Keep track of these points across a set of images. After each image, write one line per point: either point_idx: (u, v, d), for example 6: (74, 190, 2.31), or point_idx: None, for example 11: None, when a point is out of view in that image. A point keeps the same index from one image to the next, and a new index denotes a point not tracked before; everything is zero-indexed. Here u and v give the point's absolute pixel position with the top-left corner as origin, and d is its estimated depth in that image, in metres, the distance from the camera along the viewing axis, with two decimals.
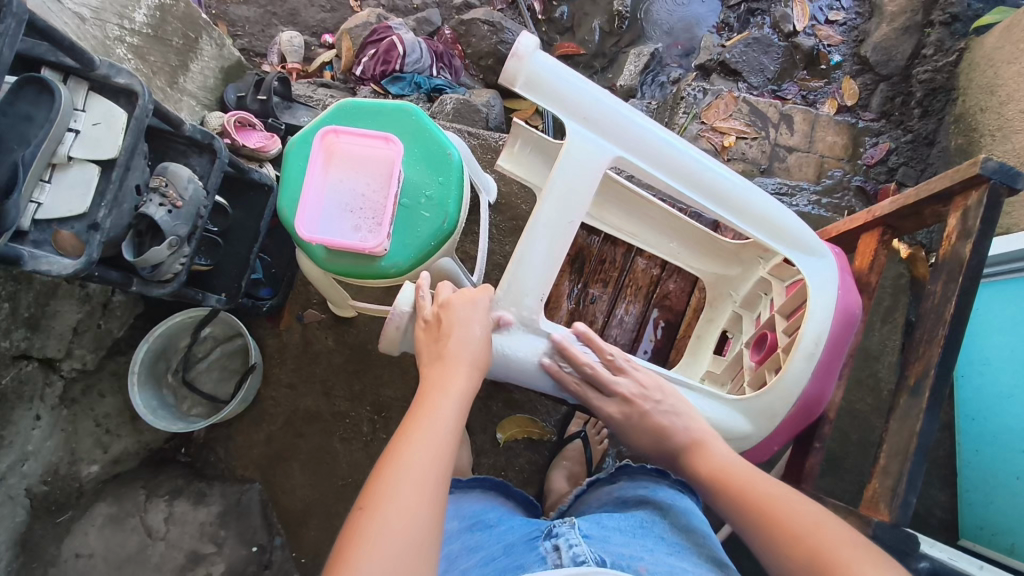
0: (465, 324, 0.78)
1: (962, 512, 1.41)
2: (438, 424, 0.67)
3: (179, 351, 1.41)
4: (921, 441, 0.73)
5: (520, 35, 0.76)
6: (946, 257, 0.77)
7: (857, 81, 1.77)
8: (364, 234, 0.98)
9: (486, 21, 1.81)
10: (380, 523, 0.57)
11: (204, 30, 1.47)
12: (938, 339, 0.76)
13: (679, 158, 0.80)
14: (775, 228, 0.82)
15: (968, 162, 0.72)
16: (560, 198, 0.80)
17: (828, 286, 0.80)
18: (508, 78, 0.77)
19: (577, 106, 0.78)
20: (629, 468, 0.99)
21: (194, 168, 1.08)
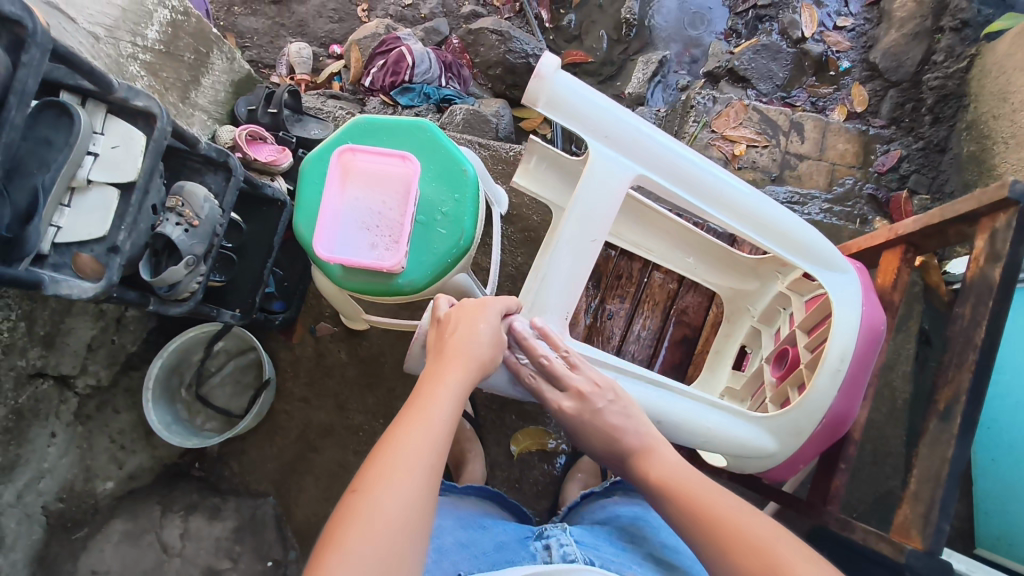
0: (474, 323, 0.76)
1: (978, 522, 1.40)
2: (436, 412, 0.67)
3: (192, 366, 1.41)
4: (953, 468, 0.71)
5: (542, 55, 0.76)
6: (975, 280, 0.75)
7: (866, 88, 1.77)
8: (381, 251, 0.98)
9: (494, 31, 1.80)
10: (371, 506, 0.57)
11: (215, 45, 1.46)
12: (967, 364, 0.73)
13: (701, 175, 0.80)
14: (795, 243, 0.81)
15: (995, 185, 0.71)
16: (582, 217, 0.80)
17: (852, 301, 0.80)
18: (530, 98, 0.77)
19: (598, 125, 0.78)
20: (624, 483, 1.05)
21: (209, 186, 1.07)
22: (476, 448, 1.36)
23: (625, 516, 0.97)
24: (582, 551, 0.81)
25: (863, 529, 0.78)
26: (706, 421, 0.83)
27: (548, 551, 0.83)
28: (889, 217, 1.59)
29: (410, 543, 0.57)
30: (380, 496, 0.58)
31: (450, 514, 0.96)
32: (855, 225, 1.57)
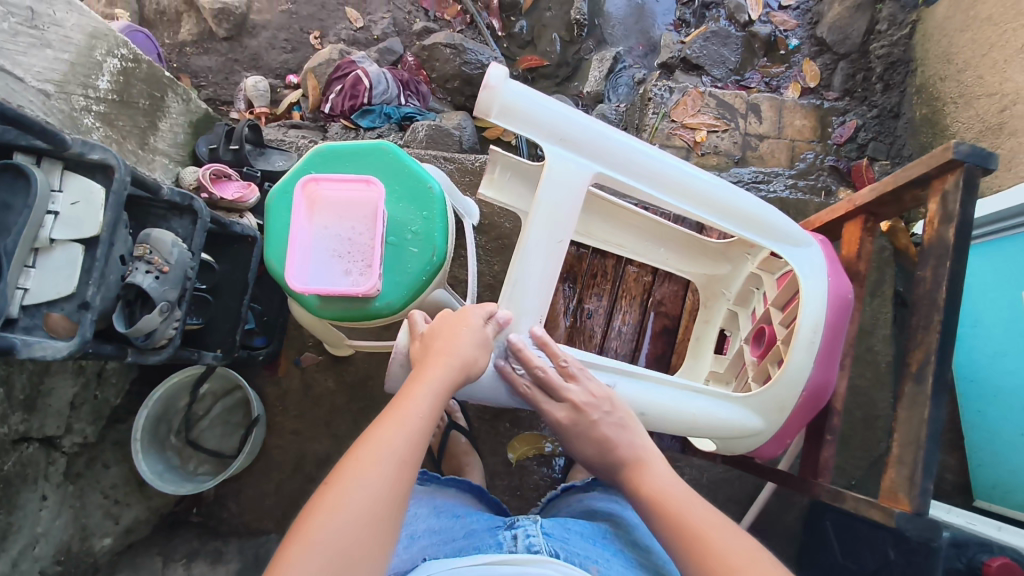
0: (459, 327, 0.78)
1: (974, 475, 1.44)
2: (413, 409, 0.69)
3: (179, 412, 1.40)
4: (931, 428, 0.71)
5: (491, 66, 0.77)
6: (932, 242, 0.76)
7: (817, 63, 1.80)
8: (355, 277, 0.98)
9: (448, 45, 1.82)
10: (339, 494, 0.61)
11: (169, 88, 1.44)
12: (934, 325, 0.74)
13: (659, 167, 0.81)
14: (756, 223, 0.83)
15: (940, 148, 0.72)
16: (547, 220, 0.81)
17: (818, 273, 0.82)
18: (482, 109, 0.77)
19: (553, 128, 0.79)
20: (605, 480, 1.07)
21: (177, 231, 1.07)
22: (474, 459, 1.37)
23: (603, 512, 0.99)
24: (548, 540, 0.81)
25: (852, 495, 0.80)
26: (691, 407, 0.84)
27: (515, 540, 0.81)
28: (853, 186, 1.63)
29: (373, 535, 0.60)
30: (348, 487, 0.61)
31: (427, 503, 0.99)
32: (820, 197, 1.60)
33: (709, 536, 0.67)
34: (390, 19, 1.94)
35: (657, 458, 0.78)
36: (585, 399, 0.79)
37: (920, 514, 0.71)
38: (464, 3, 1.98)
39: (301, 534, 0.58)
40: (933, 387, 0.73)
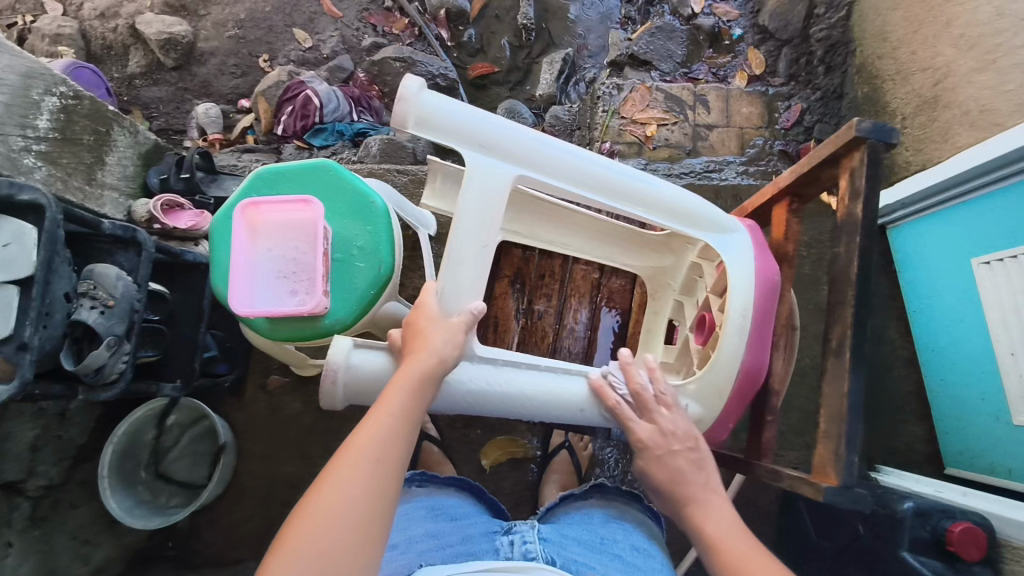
0: (426, 323, 0.79)
1: (944, 443, 1.44)
2: (394, 405, 0.71)
3: (147, 445, 1.38)
4: (851, 401, 0.73)
5: (405, 78, 0.78)
6: (845, 220, 0.77)
7: (761, 50, 1.84)
8: (302, 297, 0.98)
9: (397, 58, 1.85)
10: (330, 488, 0.62)
11: (115, 121, 1.42)
12: (849, 299, 0.75)
13: (581, 165, 0.82)
14: (682, 214, 0.86)
15: (844, 126, 0.74)
16: (473, 224, 0.82)
17: (745, 258, 0.84)
18: (398, 121, 0.78)
19: (473, 134, 0.80)
20: (606, 488, 1.05)
21: (122, 265, 1.06)
22: (447, 468, 1.37)
23: (600, 517, 0.99)
24: (544, 550, 0.84)
25: (790, 474, 0.80)
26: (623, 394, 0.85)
27: (511, 547, 0.85)
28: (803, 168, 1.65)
29: (366, 526, 0.61)
30: (342, 487, 0.62)
31: (423, 504, 0.99)
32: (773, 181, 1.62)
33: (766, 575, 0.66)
34: (339, 38, 1.95)
35: (717, 500, 0.77)
36: (678, 425, 0.82)
37: (848, 487, 0.72)
38: (412, 16, 1.99)
39: (293, 531, 0.59)
40: (851, 360, 0.74)
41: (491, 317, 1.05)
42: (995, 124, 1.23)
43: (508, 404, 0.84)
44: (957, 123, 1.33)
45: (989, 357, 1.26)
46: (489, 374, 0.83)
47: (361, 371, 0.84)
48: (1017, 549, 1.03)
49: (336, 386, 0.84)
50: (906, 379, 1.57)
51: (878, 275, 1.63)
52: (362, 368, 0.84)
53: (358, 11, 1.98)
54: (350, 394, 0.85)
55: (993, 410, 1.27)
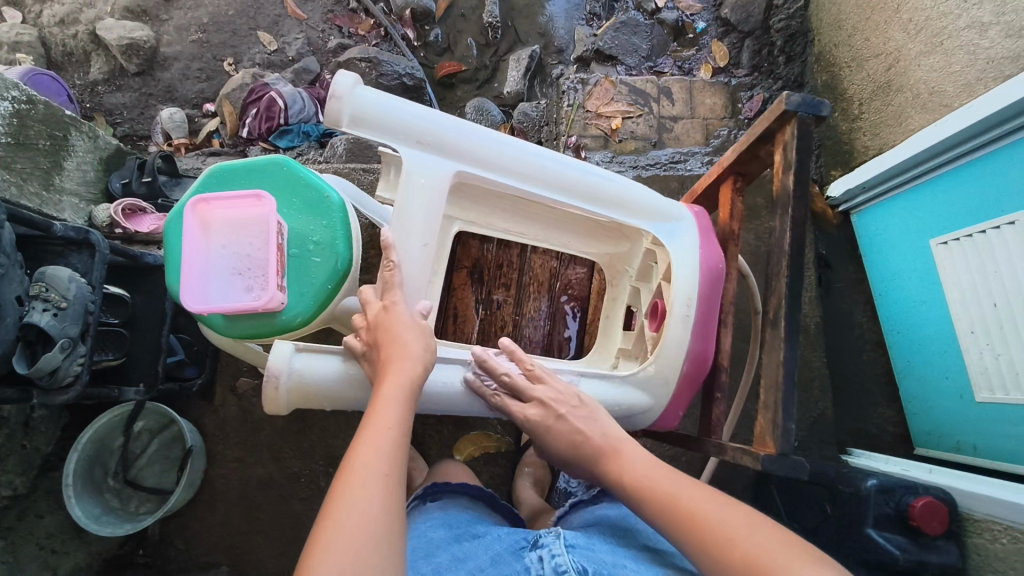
0: (398, 327, 0.77)
1: (912, 422, 1.45)
2: (386, 419, 0.69)
3: (115, 453, 1.36)
4: (787, 369, 0.73)
5: (338, 75, 0.79)
6: (779, 193, 0.78)
7: (724, 43, 1.85)
8: (256, 292, 0.97)
9: (363, 59, 1.84)
10: (343, 517, 0.59)
11: (72, 126, 1.41)
12: (783, 271, 0.77)
13: (523, 160, 0.85)
14: (628, 204, 0.88)
15: (774, 102, 0.75)
16: (417, 220, 0.84)
17: (690, 245, 0.88)
18: (334, 119, 0.78)
19: (410, 130, 0.81)
20: (612, 488, 1.02)
21: (76, 267, 1.06)
22: (422, 463, 1.36)
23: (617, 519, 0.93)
24: (576, 557, 0.77)
25: (732, 448, 0.80)
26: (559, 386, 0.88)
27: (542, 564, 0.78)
28: None
29: (386, 546, 0.59)
30: (353, 510, 0.60)
31: (440, 522, 0.94)
32: None
33: (706, 511, 0.68)
34: (304, 40, 1.95)
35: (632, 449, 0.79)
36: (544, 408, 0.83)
37: (786, 455, 0.73)
38: (377, 17, 1.98)
39: (313, 568, 0.56)
40: (787, 329, 0.75)
41: (450, 307, 1.04)
42: (944, 106, 1.26)
43: (448, 399, 0.87)
44: (909, 107, 1.36)
45: (950, 334, 1.28)
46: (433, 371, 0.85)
47: (304, 376, 0.84)
48: (979, 522, 1.04)
49: (280, 392, 0.83)
50: (874, 361, 1.58)
51: (845, 260, 1.65)
52: (306, 373, 0.84)
53: (323, 13, 1.98)
54: (295, 399, 0.85)
55: (958, 388, 1.28)
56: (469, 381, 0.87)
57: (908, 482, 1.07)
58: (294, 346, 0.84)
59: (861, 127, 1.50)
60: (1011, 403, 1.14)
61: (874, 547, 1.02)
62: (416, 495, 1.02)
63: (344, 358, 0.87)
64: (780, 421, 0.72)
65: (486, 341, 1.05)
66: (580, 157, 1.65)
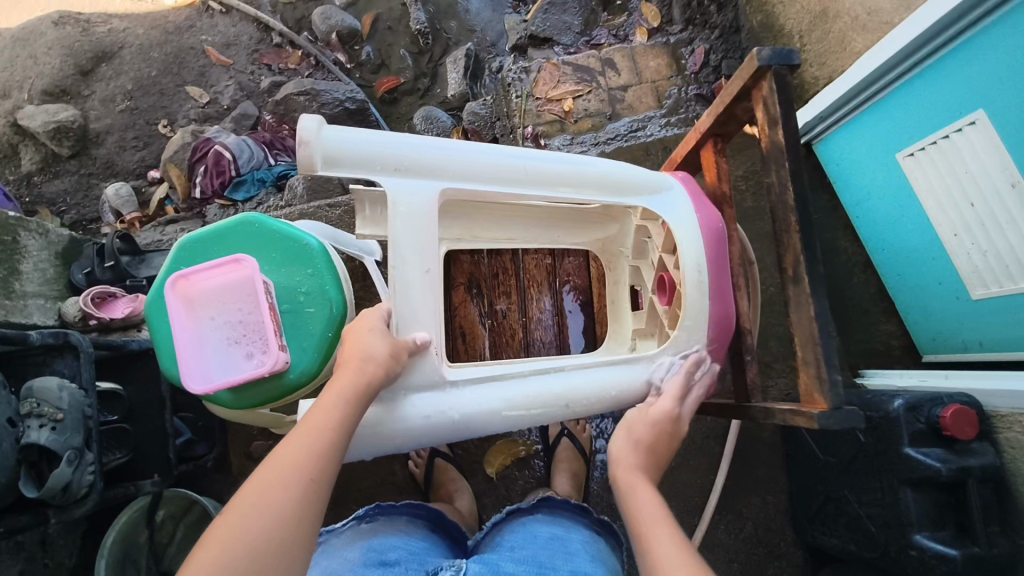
0: (364, 335, 0.76)
1: (916, 332, 1.48)
2: (324, 416, 0.68)
3: (143, 548, 1.32)
4: (820, 322, 0.73)
5: (300, 120, 0.76)
6: (770, 149, 0.78)
7: (654, 2, 1.85)
8: (257, 357, 0.94)
9: (300, 92, 1.79)
10: (247, 504, 0.59)
11: (19, 226, 1.34)
12: (793, 225, 0.76)
13: (501, 162, 0.83)
14: (611, 185, 0.87)
15: (746, 60, 0.76)
16: (411, 249, 0.81)
17: (683, 212, 0.87)
18: (306, 165, 0.75)
19: (384, 160, 0.79)
20: (552, 500, 1.05)
21: (62, 372, 1.01)
22: (461, 483, 1.33)
23: (544, 537, 0.95)
24: None
25: (779, 410, 0.80)
26: (585, 382, 0.84)
27: None
28: None
29: (282, 539, 0.58)
30: (254, 505, 0.59)
31: (362, 544, 0.92)
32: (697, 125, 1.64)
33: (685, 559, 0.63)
34: (235, 85, 1.88)
35: (639, 476, 0.77)
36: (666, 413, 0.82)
37: (837, 406, 0.72)
38: (304, 47, 1.93)
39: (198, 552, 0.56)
40: (810, 282, 0.75)
41: (457, 327, 1.03)
42: (885, 23, 1.27)
43: (490, 421, 0.81)
44: (850, 31, 1.38)
45: (935, 242, 1.31)
46: (459, 397, 0.80)
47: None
48: (1005, 417, 1.06)
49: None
50: (868, 282, 1.60)
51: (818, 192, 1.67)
52: None
53: (249, 54, 1.92)
54: None
55: (953, 291, 1.31)
56: (504, 398, 0.81)
57: (932, 394, 1.10)
58: None
59: (807, 60, 1.51)
60: (1007, 295, 1.17)
61: (916, 464, 1.04)
62: (358, 512, 0.98)
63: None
64: (826, 376, 0.72)
65: (500, 353, 1.03)
66: (541, 146, 1.63)
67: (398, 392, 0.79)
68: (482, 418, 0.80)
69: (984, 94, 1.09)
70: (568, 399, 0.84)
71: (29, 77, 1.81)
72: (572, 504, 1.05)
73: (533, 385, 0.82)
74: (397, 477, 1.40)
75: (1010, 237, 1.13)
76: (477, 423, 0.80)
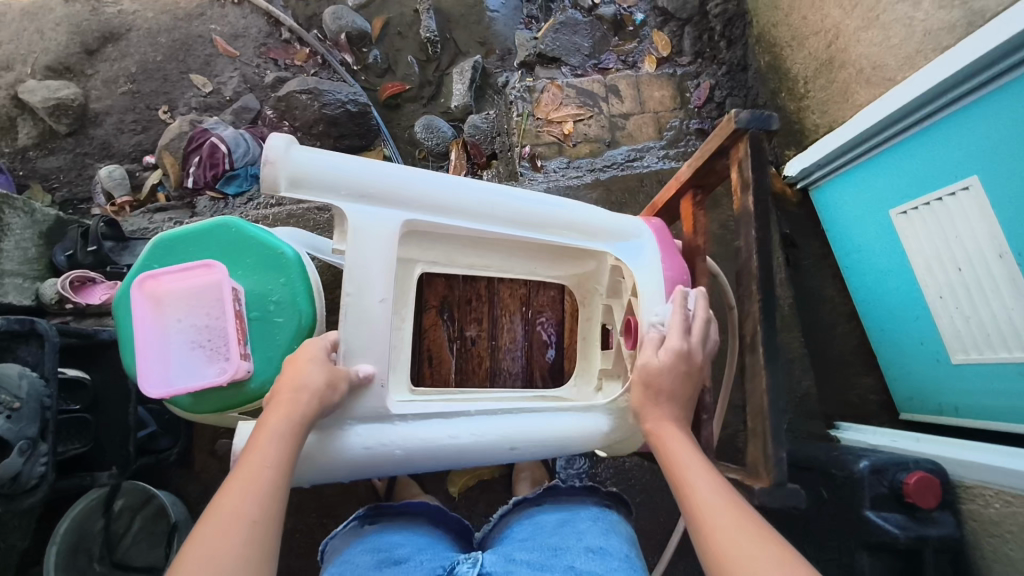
0: (301, 363, 0.76)
1: (894, 388, 1.47)
2: (263, 453, 0.66)
3: (97, 537, 1.32)
4: None
5: (270, 139, 0.78)
6: (742, 213, 0.80)
7: (665, 32, 1.83)
8: (220, 364, 0.93)
9: (302, 91, 1.78)
10: (194, 556, 0.56)
11: (4, 203, 1.33)
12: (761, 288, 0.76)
13: (468, 197, 0.86)
14: (585, 231, 0.91)
15: (725, 120, 0.78)
16: (368, 277, 0.82)
17: (652, 263, 0.92)
18: (270, 184, 0.78)
19: (351, 185, 0.80)
20: (558, 489, 0.99)
21: (25, 359, 1.01)
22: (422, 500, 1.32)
23: (554, 524, 0.90)
24: None
25: None
26: (535, 423, 0.86)
27: None
28: None
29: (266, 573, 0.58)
30: (202, 556, 0.56)
31: (369, 546, 0.88)
32: None
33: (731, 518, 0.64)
34: (240, 77, 1.88)
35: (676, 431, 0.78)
36: (681, 347, 0.81)
37: None
38: (312, 45, 1.93)
39: None
40: None
41: (424, 350, 1.02)
42: (887, 79, 1.26)
43: (433, 458, 0.83)
44: (854, 83, 1.37)
45: (921, 303, 1.30)
46: (402, 430, 0.82)
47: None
48: (969, 488, 1.05)
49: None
50: (851, 333, 1.59)
51: (809, 237, 1.66)
52: None
53: (256, 47, 1.92)
54: None
55: (933, 353, 1.31)
56: (450, 434, 0.83)
57: (899, 458, 1.08)
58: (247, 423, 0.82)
59: (810, 106, 1.50)
60: (985, 364, 1.16)
61: (875, 529, 1.02)
62: (359, 513, 0.96)
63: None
64: None
65: (466, 380, 1.02)
66: (537, 167, 1.63)
67: (340, 417, 0.80)
68: (424, 453, 0.82)
69: (977, 161, 1.09)
70: (514, 440, 0.86)
71: (34, 51, 1.80)
72: (578, 488, 0.99)
73: (476, 423, 0.84)
74: (359, 488, 1.39)
75: (993, 306, 1.12)
76: (418, 457, 0.82)
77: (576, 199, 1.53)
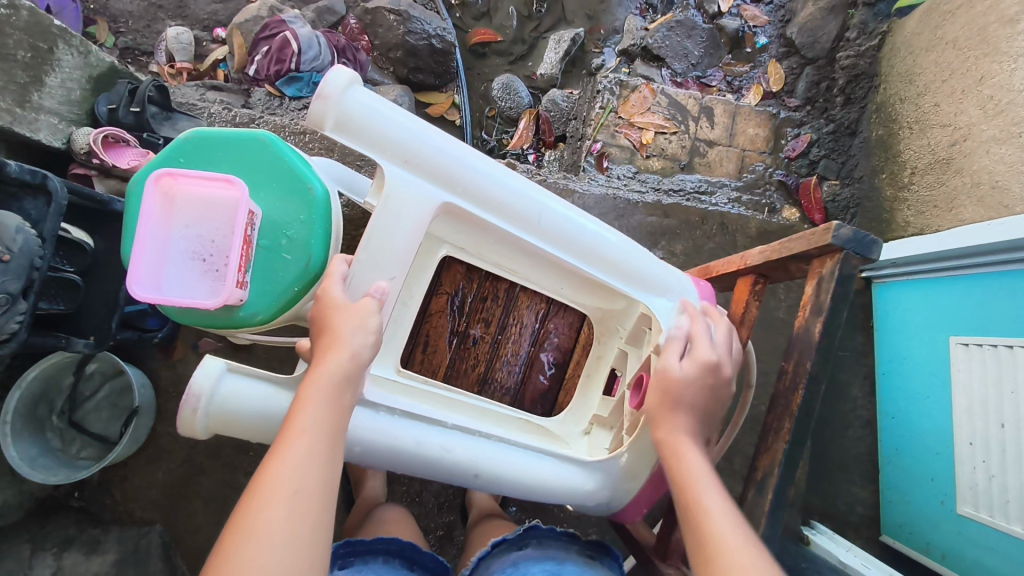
0: (340, 314, 0.73)
1: (884, 509, 1.40)
2: (304, 426, 0.65)
3: (62, 392, 1.31)
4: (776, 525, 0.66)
5: (329, 74, 0.74)
6: (802, 332, 0.83)
7: (782, 65, 1.69)
8: (215, 285, 0.89)
9: (392, 10, 1.68)
10: (247, 546, 0.56)
11: (60, 37, 1.28)
12: None
13: (515, 201, 0.81)
14: (627, 274, 0.87)
15: (822, 230, 0.77)
16: (385, 251, 0.79)
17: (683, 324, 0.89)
18: (316, 121, 0.74)
19: (398, 149, 0.77)
20: (539, 530, 0.91)
21: (28, 212, 0.97)
22: None
23: None
24: None
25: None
26: (516, 460, 0.84)
27: None
28: (799, 204, 1.57)
29: (309, 547, 0.59)
30: (259, 540, 0.57)
31: None
32: (763, 213, 1.56)
33: None
34: None
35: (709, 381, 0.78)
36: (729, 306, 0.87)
37: None
38: None
39: None
40: None
41: (422, 333, 0.96)
42: (1005, 205, 1.14)
43: (391, 458, 0.80)
44: (964, 194, 1.25)
45: (948, 442, 1.20)
46: (377, 423, 0.78)
47: (227, 402, 0.78)
48: None
49: (197, 415, 0.77)
50: (861, 440, 1.50)
51: (856, 328, 1.55)
52: (229, 399, 0.78)
53: None
54: (214, 424, 0.79)
55: (940, 494, 1.21)
56: (416, 441, 0.80)
57: None
58: (218, 364, 0.78)
59: (907, 200, 1.39)
60: (993, 529, 1.07)
61: None
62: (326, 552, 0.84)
63: (276, 386, 0.80)
64: None
65: (456, 379, 0.97)
66: (602, 167, 1.54)
67: None
68: (389, 451, 0.79)
69: None
70: (483, 467, 0.83)
71: None
72: (560, 534, 0.92)
73: (451, 439, 0.81)
74: None
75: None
76: (381, 453, 0.79)
77: (631, 215, 1.44)
